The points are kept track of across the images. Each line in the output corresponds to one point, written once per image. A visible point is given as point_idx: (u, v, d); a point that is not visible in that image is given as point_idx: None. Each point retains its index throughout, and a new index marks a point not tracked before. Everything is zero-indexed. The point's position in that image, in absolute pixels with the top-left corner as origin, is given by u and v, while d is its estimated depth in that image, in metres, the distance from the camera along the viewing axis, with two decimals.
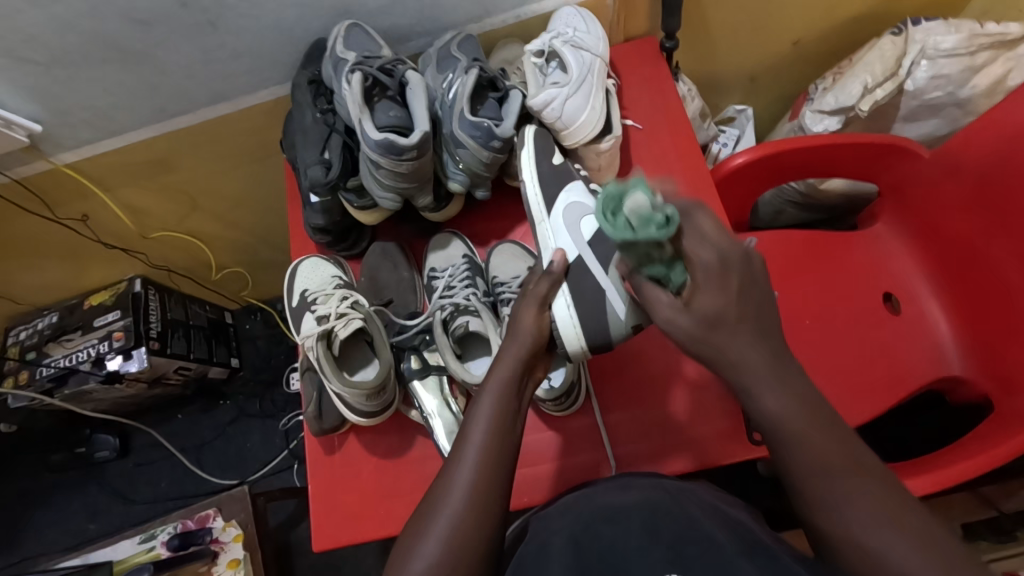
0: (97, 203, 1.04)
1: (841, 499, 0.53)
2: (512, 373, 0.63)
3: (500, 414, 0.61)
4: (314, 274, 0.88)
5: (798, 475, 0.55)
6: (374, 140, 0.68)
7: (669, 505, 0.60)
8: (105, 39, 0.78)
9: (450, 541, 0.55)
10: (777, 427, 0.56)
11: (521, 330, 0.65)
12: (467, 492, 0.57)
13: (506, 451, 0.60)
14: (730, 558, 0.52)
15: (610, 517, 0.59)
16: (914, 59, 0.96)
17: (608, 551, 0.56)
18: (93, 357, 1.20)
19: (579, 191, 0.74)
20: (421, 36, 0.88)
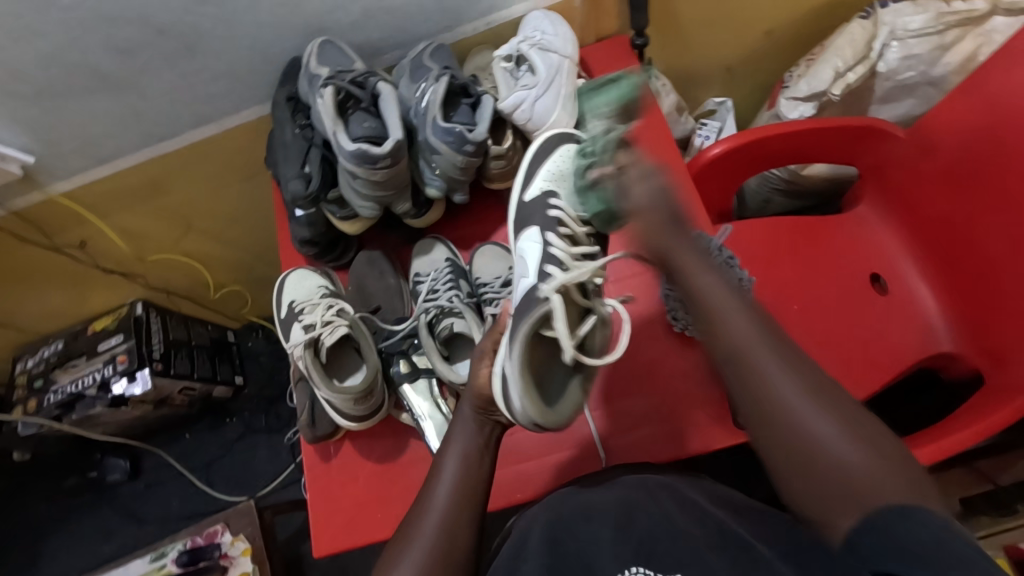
0: (93, 229, 1.07)
1: (809, 429, 0.52)
2: (474, 415, 0.65)
3: (470, 441, 0.64)
4: (301, 285, 0.89)
5: (767, 409, 0.54)
6: (349, 151, 0.70)
7: (646, 499, 0.61)
8: (90, 71, 0.81)
9: (434, 549, 0.58)
10: (720, 332, 0.57)
11: (476, 385, 0.64)
12: (444, 510, 0.60)
13: (480, 472, 0.63)
14: (702, 555, 0.55)
15: (586, 515, 0.61)
16: (884, 42, 0.97)
17: (581, 551, 0.58)
18: (98, 381, 1.23)
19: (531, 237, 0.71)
20: (395, 48, 0.91)
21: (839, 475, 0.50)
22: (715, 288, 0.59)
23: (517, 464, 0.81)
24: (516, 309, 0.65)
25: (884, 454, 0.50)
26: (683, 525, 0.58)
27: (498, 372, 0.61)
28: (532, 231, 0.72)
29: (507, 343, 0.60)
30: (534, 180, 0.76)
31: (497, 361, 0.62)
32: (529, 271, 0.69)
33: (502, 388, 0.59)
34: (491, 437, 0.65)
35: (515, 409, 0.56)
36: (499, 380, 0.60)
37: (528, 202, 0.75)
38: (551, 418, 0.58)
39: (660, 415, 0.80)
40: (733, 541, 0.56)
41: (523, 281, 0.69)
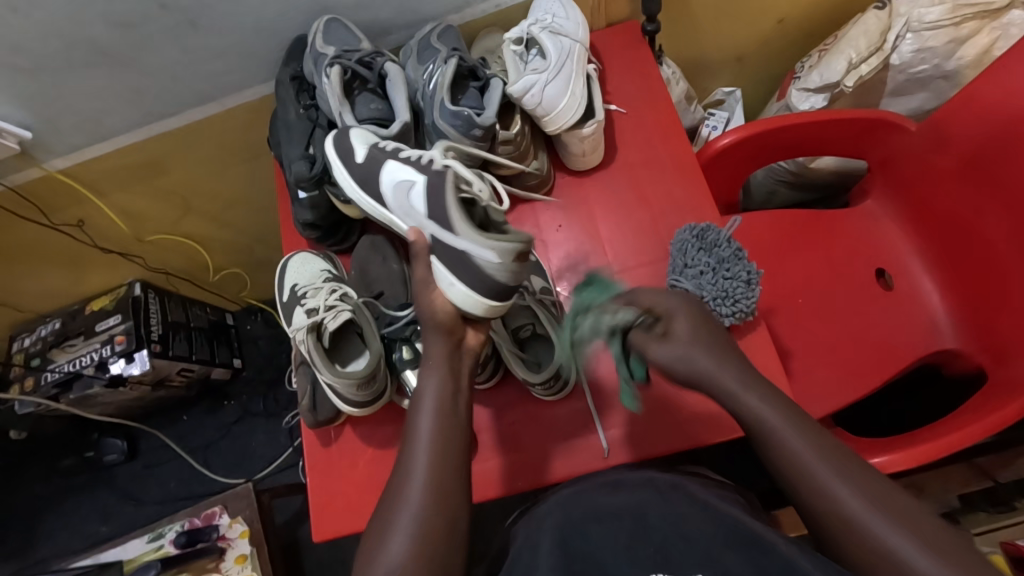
0: (91, 207, 1.06)
1: (840, 507, 0.54)
2: (445, 352, 0.63)
3: (440, 387, 0.61)
4: (303, 268, 0.88)
5: (805, 489, 0.56)
6: (354, 131, 0.71)
7: (659, 503, 0.61)
8: (90, 44, 0.79)
9: (418, 518, 0.55)
10: (774, 442, 0.58)
11: (436, 316, 0.62)
12: (428, 473, 0.58)
13: (456, 421, 0.61)
14: (716, 555, 0.54)
15: (598, 516, 0.61)
16: (899, 33, 0.96)
17: (594, 552, 0.57)
18: (96, 361, 1.22)
19: (393, 167, 0.67)
20: (402, 29, 0.89)
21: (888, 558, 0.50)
22: (766, 408, 0.60)
23: (519, 452, 0.80)
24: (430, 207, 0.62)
25: (919, 524, 0.51)
26: (694, 524, 0.58)
27: (462, 264, 0.59)
28: (392, 163, 0.67)
29: (446, 227, 0.60)
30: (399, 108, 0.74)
31: (444, 257, 0.61)
32: (413, 177, 0.64)
33: (468, 259, 0.59)
34: (462, 380, 0.63)
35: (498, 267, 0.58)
36: (461, 268, 0.59)
37: (364, 161, 0.69)
38: (521, 236, 0.59)
39: (665, 408, 0.79)
40: (750, 543, 0.55)
41: (414, 189, 0.64)
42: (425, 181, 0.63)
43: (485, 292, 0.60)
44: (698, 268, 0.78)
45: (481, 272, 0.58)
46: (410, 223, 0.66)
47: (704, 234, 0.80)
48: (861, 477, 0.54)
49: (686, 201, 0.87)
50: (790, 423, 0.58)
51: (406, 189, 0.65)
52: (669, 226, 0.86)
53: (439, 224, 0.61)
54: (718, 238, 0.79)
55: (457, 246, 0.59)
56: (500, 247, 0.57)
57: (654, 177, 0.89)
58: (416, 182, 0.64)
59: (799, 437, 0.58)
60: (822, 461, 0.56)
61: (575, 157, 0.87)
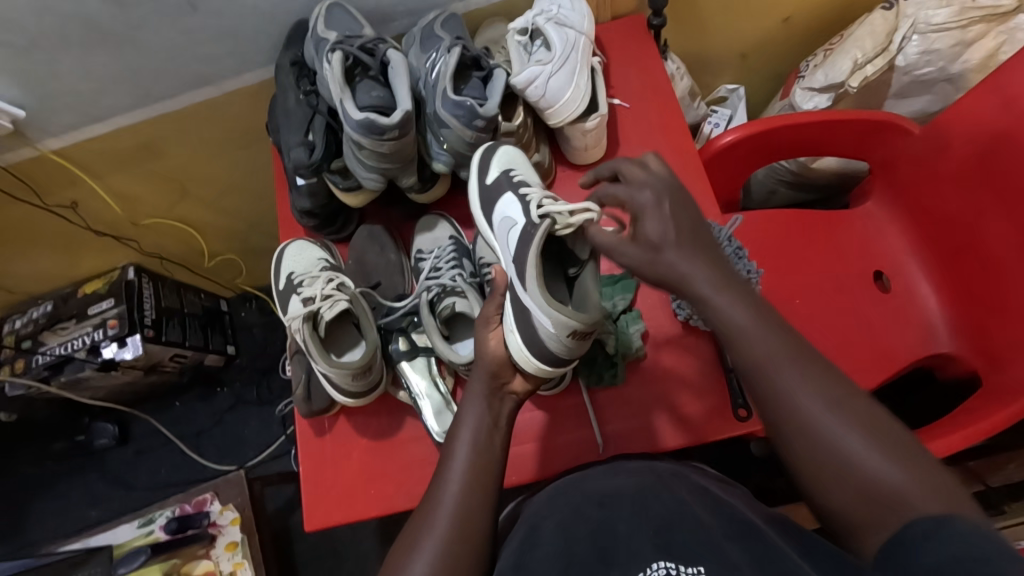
0: (85, 189, 1.04)
1: (834, 441, 0.49)
2: (486, 392, 0.62)
3: (479, 420, 0.61)
4: (300, 257, 0.87)
5: (781, 412, 0.52)
6: (355, 120, 0.68)
7: (661, 488, 0.57)
8: (86, 23, 0.77)
9: (445, 540, 0.54)
10: (763, 375, 0.53)
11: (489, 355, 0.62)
12: (458, 498, 0.57)
13: (491, 454, 0.59)
14: (717, 543, 0.49)
15: (600, 501, 0.57)
16: (905, 35, 0.95)
17: (595, 534, 0.53)
18: (88, 344, 1.21)
19: (508, 203, 0.69)
20: (404, 16, 0.87)
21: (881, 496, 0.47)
22: (739, 314, 0.54)
23: (514, 447, 0.80)
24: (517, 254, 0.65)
25: (913, 460, 0.47)
26: (703, 517, 0.53)
27: (523, 316, 0.62)
28: (509, 197, 0.69)
29: (522, 280, 0.63)
30: (399, 98, 0.71)
31: (515, 305, 0.64)
32: (517, 218, 0.67)
33: (531, 318, 0.62)
34: (500, 418, 0.62)
35: (548, 333, 0.60)
36: (523, 321, 0.62)
37: (491, 184, 0.73)
38: (585, 318, 0.60)
39: (661, 405, 0.80)
40: (753, 537, 0.50)
41: (514, 231, 0.67)
42: (523, 226, 0.65)
43: (532, 352, 0.62)
44: None
45: (535, 332, 0.61)
46: (505, 256, 0.70)
47: None
48: (855, 414, 0.50)
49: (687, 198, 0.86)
50: (758, 325, 0.54)
51: (508, 230, 0.68)
52: None
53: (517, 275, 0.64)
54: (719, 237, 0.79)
55: (523, 299, 0.62)
56: (555, 320, 0.59)
57: None
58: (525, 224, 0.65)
59: (788, 367, 0.52)
60: (819, 399, 0.51)
61: (576, 151, 0.86)
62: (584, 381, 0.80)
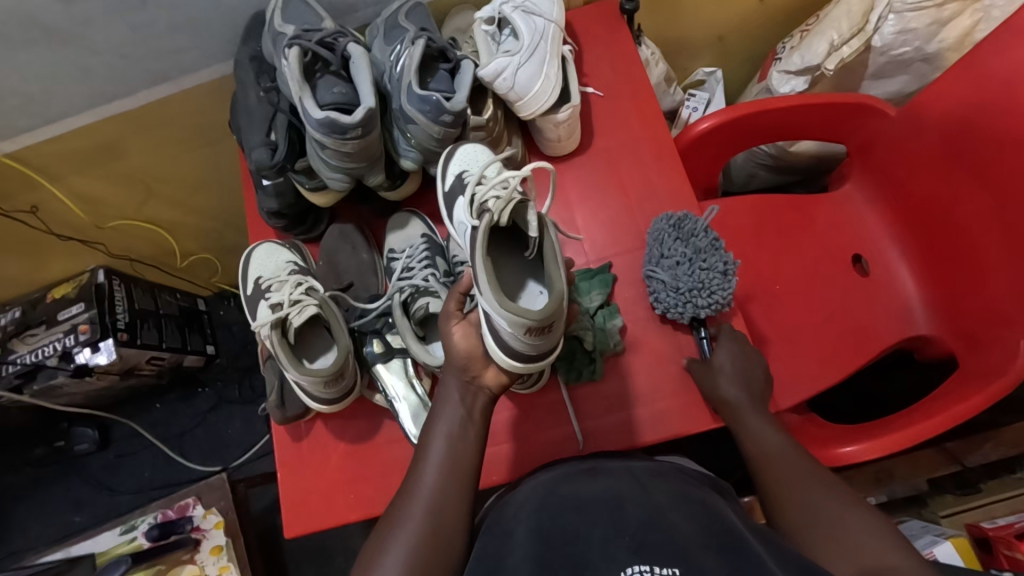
0: (45, 192, 1.00)
1: (814, 506, 0.59)
2: (460, 386, 0.63)
3: (453, 414, 0.62)
4: (268, 259, 0.85)
5: (780, 492, 0.62)
6: (316, 119, 0.65)
7: (641, 493, 0.56)
8: (30, 21, 0.73)
9: (421, 539, 0.56)
10: (763, 463, 0.65)
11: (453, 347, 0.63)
12: (434, 492, 0.59)
13: (466, 449, 0.61)
14: (691, 551, 0.48)
15: (576, 505, 0.55)
16: (881, 14, 0.93)
17: (572, 542, 0.51)
18: (59, 351, 1.18)
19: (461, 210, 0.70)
20: (367, 6, 0.84)
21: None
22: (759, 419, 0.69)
23: (495, 446, 0.80)
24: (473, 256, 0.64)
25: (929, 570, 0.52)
26: (679, 520, 0.52)
27: (484, 321, 0.60)
28: (460, 201, 0.70)
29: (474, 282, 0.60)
30: (360, 94, 0.68)
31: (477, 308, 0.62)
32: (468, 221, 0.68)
33: (492, 322, 0.58)
34: (473, 411, 0.63)
35: (506, 330, 0.57)
36: (485, 321, 0.60)
37: (449, 187, 0.72)
38: (540, 313, 0.55)
39: (640, 398, 0.79)
40: (728, 539, 0.50)
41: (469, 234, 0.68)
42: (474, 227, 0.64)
43: (506, 351, 0.60)
44: (675, 259, 0.77)
45: (496, 330, 0.59)
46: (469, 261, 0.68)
47: (682, 223, 0.79)
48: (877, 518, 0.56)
49: (663, 188, 0.85)
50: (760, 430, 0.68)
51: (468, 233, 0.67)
52: (650, 215, 0.85)
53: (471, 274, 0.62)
54: (696, 228, 0.78)
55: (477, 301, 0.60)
56: (508, 319, 0.55)
57: (633, 164, 0.86)
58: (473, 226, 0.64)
59: (783, 456, 0.64)
60: (804, 478, 0.61)
61: (550, 143, 0.84)
62: (562, 377, 0.79)
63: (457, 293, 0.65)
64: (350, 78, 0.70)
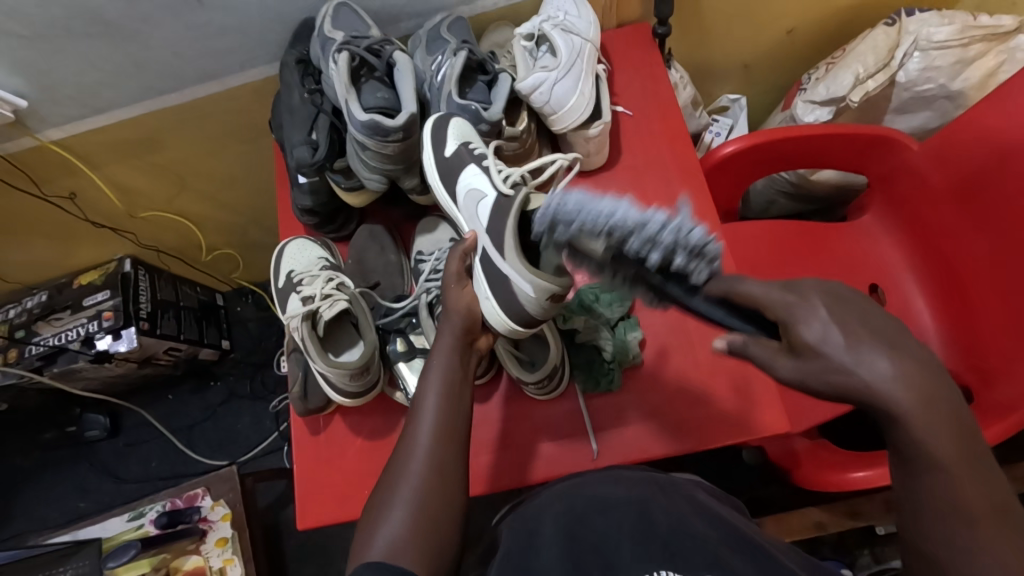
0: (84, 180, 1.04)
1: None
2: (454, 344, 0.63)
3: (449, 371, 0.61)
4: (300, 255, 0.87)
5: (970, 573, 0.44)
6: (360, 121, 0.68)
7: (663, 500, 0.58)
8: (91, 16, 0.77)
9: (421, 501, 0.53)
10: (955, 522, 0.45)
11: (452, 307, 0.65)
12: (430, 446, 0.57)
13: (459, 409, 0.60)
14: (723, 555, 0.50)
15: (602, 509, 0.57)
16: (907, 51, 0.96)
17: (598, 543, 0.53)
18: (82, 336, 1.21)
19: (474, 176, 0.69)
20: (410, 18, 0.87)
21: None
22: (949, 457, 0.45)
23: (507, 450, 0.80)
24: (490, 223, 0.65)
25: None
26: (701, 528, 0.54)
27: (498, 284, 0.63)
28: (472, 168, 0.69)
29: (498, 249, 0.63)
30: (404, 100, 0.71)
31: (488, 272, 0.64)
32: (487, 190, 0.67)
33: (510, 286, 0.62)
34: (468, 370, 0.63)
35: (529, 297, 0.61)
36: (500, 286, 0.63)
37: (452, 155, 0.71)
38: (564, 281, 0.61)
39: (653, 411, 0.80)
40: (752, 548, 0.52)
41: (485, 203, 0.67)
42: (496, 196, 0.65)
43: (514, 318, 0.64)
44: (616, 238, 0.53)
45: (512, 296, 0.62)
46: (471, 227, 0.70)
47: (560, 212, 0.56)
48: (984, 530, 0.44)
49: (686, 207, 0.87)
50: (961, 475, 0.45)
51: (477, 202, 0.68)
52: None
53: (493, 244, 0.64)
54: (568, 208, 0.56)
55: (501, 269, 0.62)
56: (538, 286, 0.60)
57: (659, 182, 0.88)
58: (493, 193, 0.66)
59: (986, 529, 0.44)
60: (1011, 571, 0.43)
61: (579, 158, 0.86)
62: (580, 385, 0.80)
63: (459, 255, 0.67)
64: (394, 85, 0.73)
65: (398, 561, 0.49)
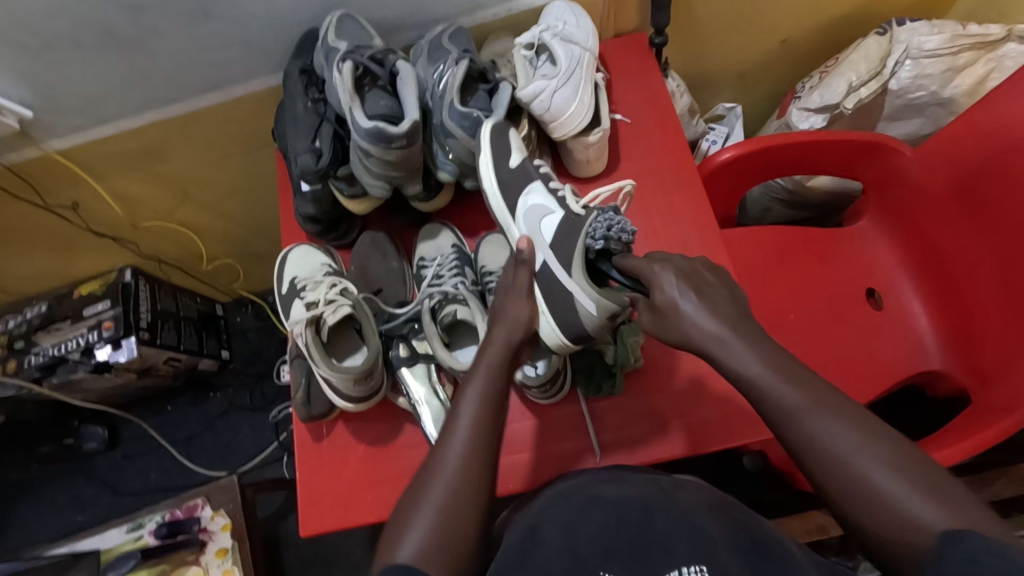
0: (87, 190, 1.04)
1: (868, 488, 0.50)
2: (504, 357, 0.63)
3: (488, 383, 0.61)
4: (303, 262, 0.89)
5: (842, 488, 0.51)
6: (364, 128, 0.69)
7: (665, 499, 0.58)
8: (99, 28, 0.78)
9: (448, 511, 0.53)
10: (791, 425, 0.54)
11: (511, 317, 0.66)
12: (464, 455, 0.56)
13: (497, 422, 0.60)
14: (717, 553, 0.52)
15: (604, 505, 0.57)
16: (898, 59, 0.98)
17: (600, 538, 0.54)
18: (82, 346, 1.20)
19: (538, 193, 0.72)
20: (412, 28, 0.89)
21: (903, 525, 0.48)
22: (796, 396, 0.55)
23: (511, 455, 0.81)
24: (554, 239, 0.68)
25: (961, 509, 0.47)
26: (702, 522, 0.55)
27: (563, 298, 0.66)
28: (539, 187, 0.73)
29: (565, 267, 0.65)
30: (408, 106, 0.72)
31: (552, 289, 0.68)
32: (553, 208, 0.70)
33: (571, 300, 0.65)
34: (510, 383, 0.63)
35: (591, 313, 0.64)
36: (564, 301, 0.66)
37: (516, 168, 0.74)
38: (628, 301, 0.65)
39: (655, 415, 0.81)
40: (749, 546, 0.54)
41: (549, 219, 0.70)
42: (562, 217, 0.69)
43: (572, 331, 0.67)
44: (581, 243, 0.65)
45: (576, 312, 0.65)
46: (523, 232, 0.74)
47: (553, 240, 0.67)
48: (889, 446, 0.51)
49: (685, 212, 0.88)
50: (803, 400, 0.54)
51: (537, 218, 0.71)
52: (673, 235, 0.87)
53: (559, 262, 0.67)
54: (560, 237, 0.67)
55: (566, 285, 0.65)
56: (601, 305, 0.63)
57: (658, 188, 0.90)
58: (561, 212, 0.69)
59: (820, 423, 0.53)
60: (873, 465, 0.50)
61: (579, 164, 0.87)
62: (581, 389, 0.81)
63: (528, 267, 0.69)
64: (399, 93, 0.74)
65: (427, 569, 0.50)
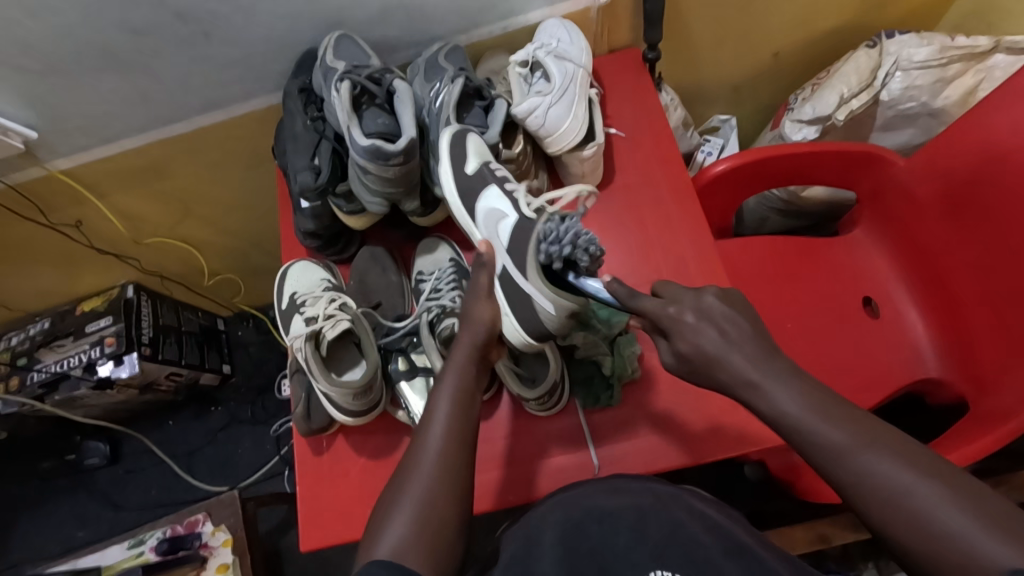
0: (90, 209, 1.06)
1: (926, 523, 0.48)
2: (471, 355, 0.64)
3: (459, 381, 0.62)
4: (303, 277, 0.90)
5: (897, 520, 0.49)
6: (361, 146, 0.70)
7: (662, 509, 0.58)
8: (102, 51, 0.80)
9: (425, 508, 0.55)
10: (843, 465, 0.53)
11: (474, 317, 0.65)
12: (440, 454, 0.58)
13: (469, 418, 0.61)
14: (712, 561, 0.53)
15: (600, 517, 0.59)
16: (888, 71, 1.00)
17: (598, 552, 0.57)
18: (84, 362, 1.21)
19: (494, 198, 0.73)
20: (409, 47, 0.91)
21: (963, 560, 0.46)
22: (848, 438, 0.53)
23: (511, 467, 0.81)
24: (512, 244, 0.70)
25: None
26: (698, 531, 0.56)
27: (523, 300, 0.69)
28: (495, 191, 0.73)
29: (521, 270, 0.68)
30: (404, 125, 0.74)
31: (511, 292, 0.70)
32: (507, 211, 0.72)
33: (531, 302, 0.68)
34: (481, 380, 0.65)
35: (548, 314, 0.67)
36: (524, 304, 0.69)
37: (473, 174, 0.75)
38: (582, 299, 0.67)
39: (654, 426, 0.81)
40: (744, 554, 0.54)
41: (504, 222, 0.71)
42: (517, 220, 0.70)
43: (533, 332, 0.70)
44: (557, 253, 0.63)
45: (535, 314, 0.68)
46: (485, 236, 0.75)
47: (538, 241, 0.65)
48: (926, 461, 0.51)
49: (680, 223, 0.89)
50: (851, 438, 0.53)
51: (496, 223, 0.73)
52: (668, 246, 0.88)
53: (516, 264, 0.69)
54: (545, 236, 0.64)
55: (524, 288, 0.68)
56: (557, 304, 0.66)
57: (653, 201, 0.91)
58: (516, 216, 0.70)
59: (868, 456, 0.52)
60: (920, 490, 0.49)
61: (574, 178, 0.88)
62: (580, 401, 0.81)
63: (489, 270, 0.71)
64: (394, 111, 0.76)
65: (402, 562, 0.51)
